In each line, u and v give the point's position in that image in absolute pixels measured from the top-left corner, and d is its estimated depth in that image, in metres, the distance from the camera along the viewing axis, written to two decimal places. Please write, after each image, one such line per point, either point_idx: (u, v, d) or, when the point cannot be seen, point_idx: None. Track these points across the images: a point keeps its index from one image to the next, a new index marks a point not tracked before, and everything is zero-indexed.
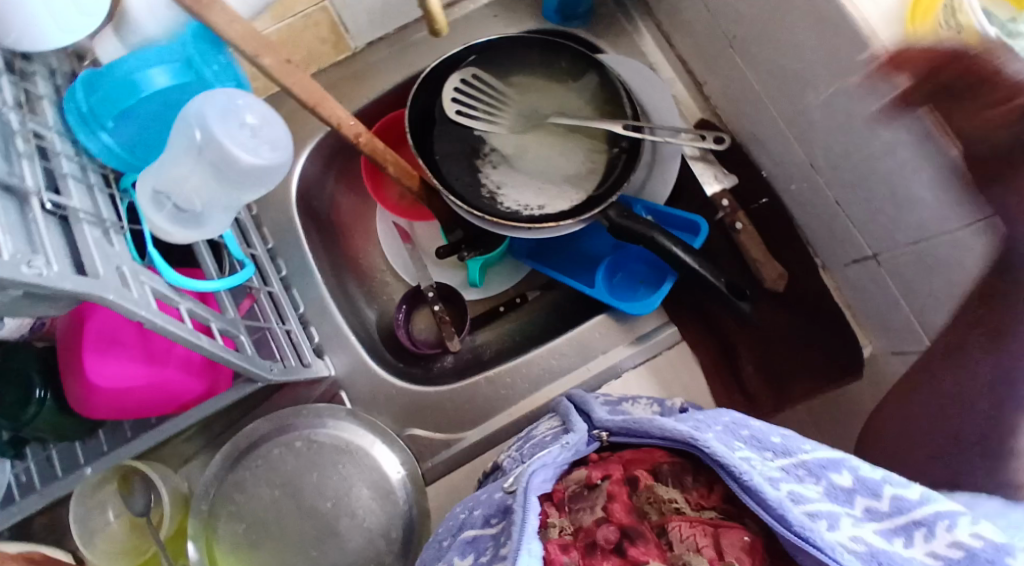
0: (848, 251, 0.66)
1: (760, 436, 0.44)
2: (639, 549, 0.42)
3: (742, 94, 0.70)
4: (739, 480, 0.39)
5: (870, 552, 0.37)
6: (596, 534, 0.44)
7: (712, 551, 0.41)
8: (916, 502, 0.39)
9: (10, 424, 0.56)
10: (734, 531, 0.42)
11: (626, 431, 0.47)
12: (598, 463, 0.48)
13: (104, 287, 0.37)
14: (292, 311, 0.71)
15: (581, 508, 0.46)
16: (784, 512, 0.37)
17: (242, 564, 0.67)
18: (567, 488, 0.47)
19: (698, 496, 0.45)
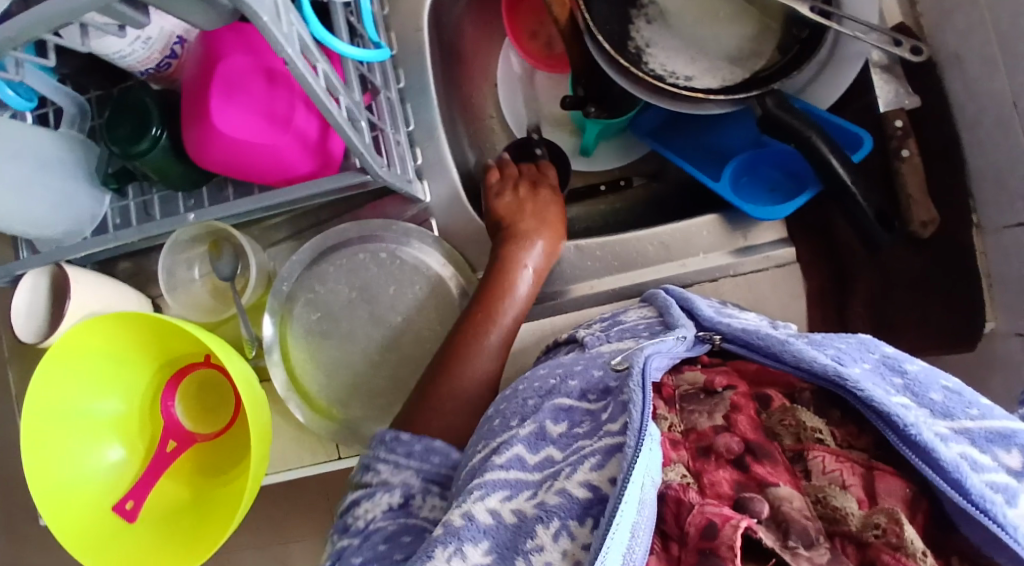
0: (1017, 213, 0.59)
1: (918, 388, 0.41)
2: (765, 468, 0.41)
3: (963, 5, 0.60)
4: (902, 433, 0.37)
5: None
6: (714, 440, 0.43)
7: (861, 490, 0.39)
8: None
9: (122, 152, 0.56)
10: (892, 477, 0.40)
11: (739, 341, 0.45)
12: (714, 371, 0.48)
13: (260, 5, 0.35)
14: (402, 123, 0.67)
15: (696, 410, 0.45)
16: (961, 477, 0.35)
17: (314, 352, 0.69)
18: (678, 387, 0.47)
19: (842, 433, 0.42)
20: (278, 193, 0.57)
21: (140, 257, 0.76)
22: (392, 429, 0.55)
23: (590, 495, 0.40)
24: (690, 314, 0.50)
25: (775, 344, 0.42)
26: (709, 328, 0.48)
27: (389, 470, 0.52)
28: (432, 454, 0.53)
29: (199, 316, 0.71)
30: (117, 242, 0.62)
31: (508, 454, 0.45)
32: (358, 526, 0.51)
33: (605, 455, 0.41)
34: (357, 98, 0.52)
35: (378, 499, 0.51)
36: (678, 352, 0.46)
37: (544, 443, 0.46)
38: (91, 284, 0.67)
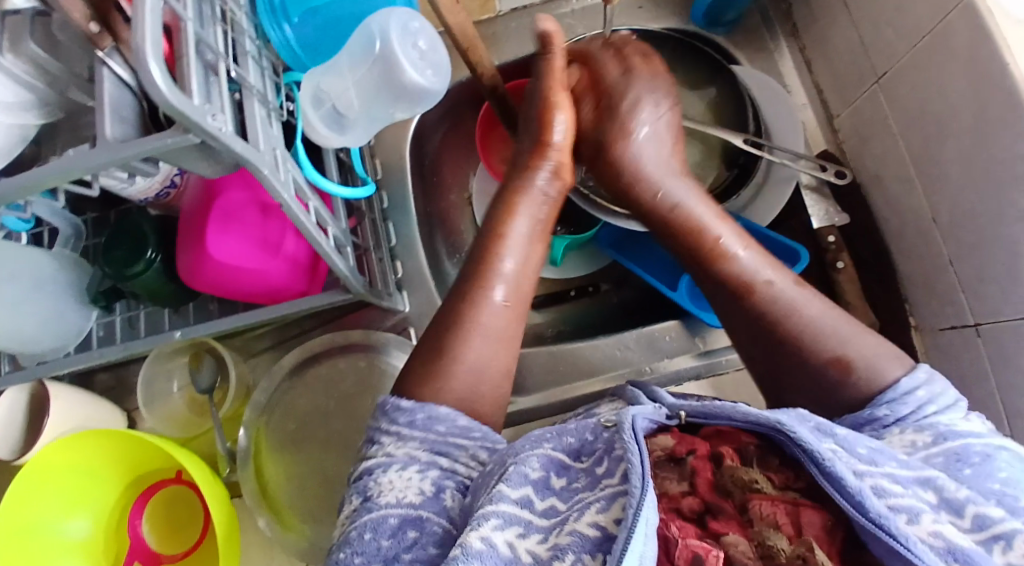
0: (947, 315, 0.64)
1: (846, 444, 0.43)
2: (720, 523, 0.42)
3: (880, 135, 0.68)
4: (820, 466, 0.40)
5: (948, 548, 0.39)
6: (681, 503, 0.44)
7: (791, 529, 0.41)
8: (998, 520, 0.40)
9: (116, 274, 0.59)
10: (813, 512, 0.42)
11: (702, 413, 0.46)
12: (680, 437, 0.47)
13: (261, 160, 0.40)
14: (385, 241, 0.71)
15: (665, 476, 0.46)
16: (864, 499, 0.39)
17: (291, 460, 0.71)
18: (653, 451, 0.46)
19: (779, 476, 0.44)
20: (262, 309, 0.60)
21: (119, 370, 0.77)
22: (392, 397, 0.53)
23: (599, 535, 0.41)
24: (652, 396, 0.51)
25: (727, 408, 0.45)
26: (671, 405, 0.48)
27: (393, 441, 0.50)
28: (437, 422, 0.51)
29: (174, 430, 0.73)
30: (100, 359, 0.64)
31: (518, 489, 0.44)
32: (387, 498, 0.47)
33: (609, 499, 0.43)
34: (343, 226, 0.57)
35: (397, 478, 0.48)
36: (656, 418, 0.46)
37: (549, 491, 0.46)
38: (70, 400, 0.68)
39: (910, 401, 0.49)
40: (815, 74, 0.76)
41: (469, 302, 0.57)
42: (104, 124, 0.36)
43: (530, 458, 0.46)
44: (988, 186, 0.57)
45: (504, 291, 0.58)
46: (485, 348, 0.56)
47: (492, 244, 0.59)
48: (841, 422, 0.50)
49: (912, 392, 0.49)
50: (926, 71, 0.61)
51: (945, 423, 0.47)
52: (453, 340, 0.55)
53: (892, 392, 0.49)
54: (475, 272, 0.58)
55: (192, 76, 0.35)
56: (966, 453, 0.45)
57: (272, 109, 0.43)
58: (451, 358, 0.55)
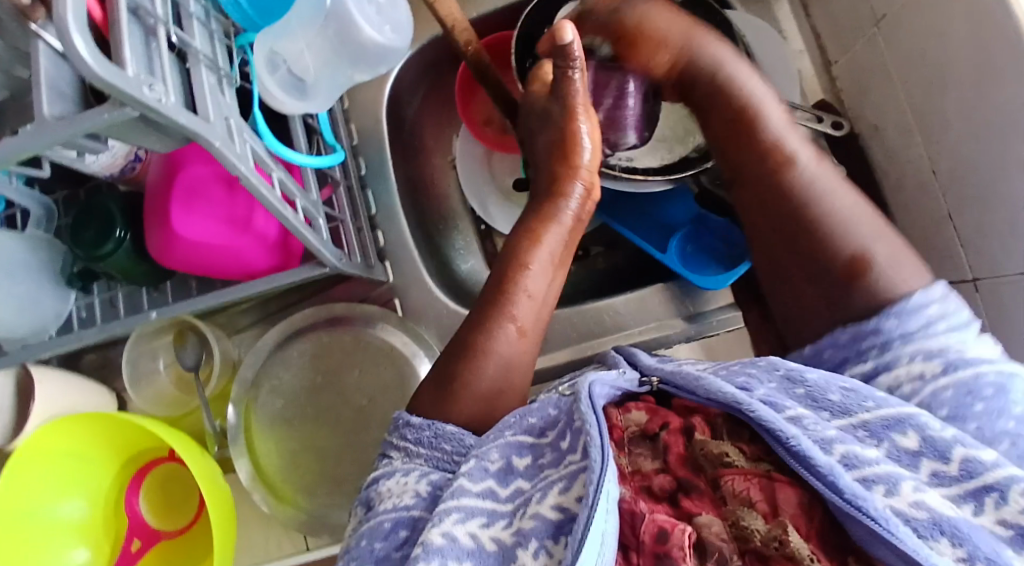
0: (946, 270, 0.62)
1: (817, 392, 0.43)
2: (693, 502, 0.41)
3: (879, 82, 0.65)
4: (785, 446, 0.39)
5: (933, 520, 0.37)
6: (653, 481, 0.43)
7: (766, 506, 0.40)
8: (990, 465, 0.39)
9: (85, 255, 0.58)
10: (789, 488, 0.41)
11: (674, 382, 0.46)
12: (654, 409, 0.47)
13: (212, 132, 0.37)
14: (364, 211, 0.68)
15: (640, 452, 0.45)
16: (835, 479, 0.37)
17: (279, 438, 0.70)
18: (626, 427, 0.46)
19: (751, 448, 0.43)
20: (238, 287, 0.59)
21: (106, 349, 0.76)
22: (405, 412, 0.52)
23: (560, 516, 0.41)
24: (631, 361, 0.51)
25: (692, 380, 0.44)
26: (646, 370, 0.48)
27: (400, 457, 0.49)
28: (443, 441, 0.49)
29: (162, 410, 0.73)
30: (78, 341, 0.63)
31: (480, 483, 0.44)
32: (385, 505, 0.46)
33: (570, 479, 0.42)
34: (314, 198, 0.55)
35: (397, 485, 0.47)
36: (621, 386, 0.46)
37: (513, 476, 0.45)
38: (54, 383, 0.68)
39: (919, 318, 0.47)
40: (812, 18, 0.73)
41: (482, 333, 0.54)
42: (41, 101, 0.34)
43: (489, 451, 0.46)
44: (991, 135, 0.54)
45: (523, 324, 0.55)
46: (498, 379, 0.54)
47: (510, 268, 0.56)
48: (841, 332, 0.49)
49: (922, 308, 0.47)
50: (927, 13, 0.57)
51: (953, 345, 0.46)
52: (464, 369, 0.53)
53: (902, 303, 0.48)
54: (490, 304, 0.56)
55: (125, 44, 0.33)
56: (978, 385, 0.44)
57: (224, 76, 0.41)
58: (464, 385, 0.52)
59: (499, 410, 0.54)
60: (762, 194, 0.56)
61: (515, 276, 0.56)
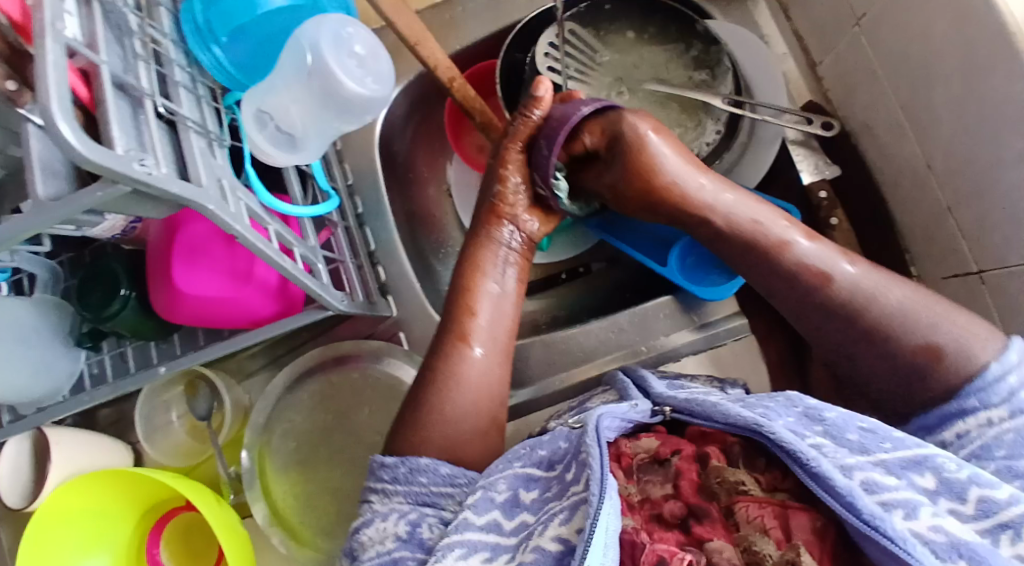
0: (950, 264, 0.62)
1: (835, 430, 0.43)
2: (704, 527, 0.42)
3: (865, 82, 0.65)
4: (805, 467, 0.39)
5: (950, 543, 0.37)
6: (662, 508, 0.43)
7: (779, 533, 0.40)
8: (1005, 504, 0.39)
9: (93, 315, 0.59)
10: (802, 514, 0.41)
11: (688, 411, 0.46)
12: (665, 438, 0.47)
13: (205, 196, 0.38)
14: (364, 249, 0.68)
15: (650, 479, 0.45)
16: (854, 500, 0.38)
17: (295, 481, 0.71)
18: (635, 454, 0.46)
19: (767, 478, 0.43)
20: (243, 337, 0.59)
21: (120, 404, 0.77)
22: (378, 454, 0.53)
23: (561, 547, 0.41)
24: (641, 388, 0.51)
25: (707, 406, 0.44)
26: (657, 399, 0.48)
27: (381, 499, 0.51)
28: (418, 475, 0.50)
29: (178, 460, 0.73)
30: (90, 402, 0.63)
31: (484, 515, 0.45)
32: (368, 553, 0.48)
33: (571, 510, 0.42)
34: (312, 244, 0.55)
35: (377, 532, 0.49)
36: (633, 419, 0.46)
37: (518, 509, 0.46)
38: (70, 443, 0.68)
39: (1000, 391, 0.47)
40: (793, 21, 0.73)
41: (446, 359, 0.57)
42: (35, 183, 0.34)
43: (496, 481, 0.47)
44: (983, 130, 0.54)
45: (482, 343, 0.58)
46: (470, 403, 0.55)
47: (460, 301, 0.59)
48: (927, 417, 0.50)
49: (1001, 380, 0.47)
50: (908, 11, 0.57)
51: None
52: (435, 398, 0.55)
53: (980, 381, 0.48)
54: (448, 331, 0.58)
55: (112, 122, 0.34)
56: None
57: (214, 138, 0.41)
58: (440, 418, 0.54)
59: None
60: (753, 205, 0.56)
61: (461, 304, 0.59)
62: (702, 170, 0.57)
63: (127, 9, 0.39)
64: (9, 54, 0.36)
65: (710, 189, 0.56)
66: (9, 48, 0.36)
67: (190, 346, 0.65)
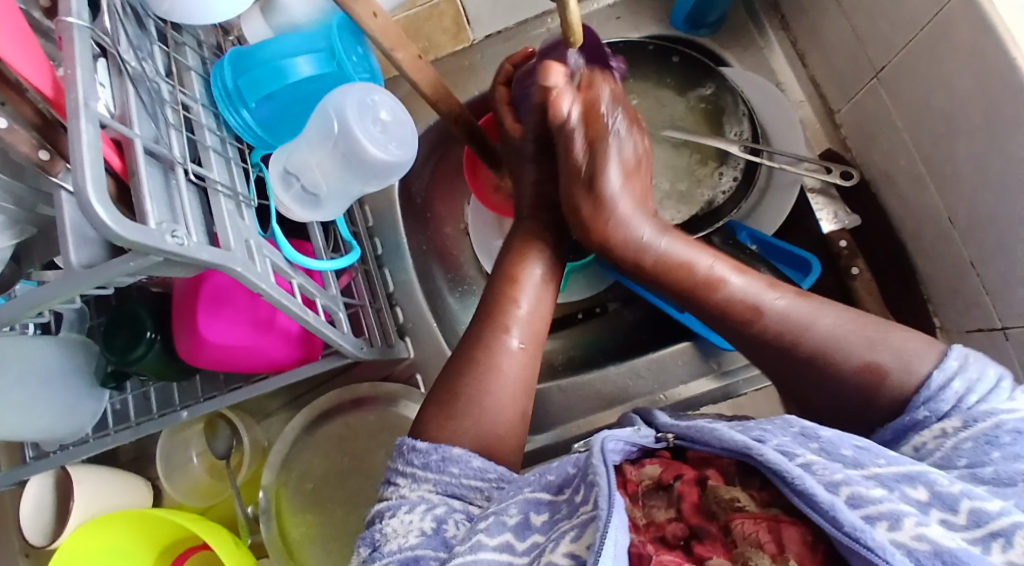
0: (973, 317, 0.61)
1: (830, 447, 0.43)
2: (705, 547, 0.42)
3: (884, 130, 0.65)
4: (792, 486, 0.39)
5: (933, 551, 0.37)
6: (665, 530, 0.43)
7: (774, 547, 0.40)
8: (995, 514, 0.38)
9: (118, 360, 0.60)
10: (793, 526, 0.41)
11: (689, 437, 0.45)
12: (668, 463, 0.47)
13: (234, 260, 0.38)
14: (383, 292, 0.69)
15: (654, 504, 0.45)
16: (837, 513, 0.37)
17: (311, 523, 0.71)
18: (640, 481, 0.46)
19: (762, 495, 0.43)
20: (264, 381, 0.59)
21: (140, 441, 0.78)
22: (408, 438, 0.53)
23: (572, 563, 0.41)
24: (647, 421, 0.51)
25: (704, 430, 0.44)
26: (662, 426, 0.48)
27: (408, 483, 0.50)
28: (450, 464, 0.50)
29: (196, 499, 0.73)
30: (114, 443, 0.64)
31: (498, 537, 0.45)
32: (390, 546, 0.47)
33: (581, 527, 0.42)
34: (333, 292, 0.56)
35: (400, 524, 0.48)
36: (638, 443, 0.46)
37: (529, 531, 0.45)
38: (92, 482, 0.69)
39: (947, 397, 0.45)
40: (810, 68, 0.73)
41: (486, 348, 0.58)
42: (69, 251, 0.35)
43: (507, 506, 0.46)
44: (1005, 187, 0.54)
45: (519, 334, 0.59)
46: (506, 394, 0.56)
47: (506, 290, 0.60)
48: (883, 430, 0.47)
49: (946, 387, 0.45)
50: (928, 65, 0.57)
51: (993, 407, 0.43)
52: (468, 384, 0.56)
53: (926, 391, 0.46)
54: (485, 320, 0.59)
55: (145, 195, 0.34)
56: (996, 434, 0.42)
57: (243, 200, 0.42)
58: (477, 408, 0.55)
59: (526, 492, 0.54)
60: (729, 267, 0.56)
61: None
62: (660, 227, 0.58)
63: (159, 79, 0.40)
64: (38, 122, 0.36)
65: (656, 241, 0.57)
66: (37, 115, 0.37)
67: (211, 387, 0.66)
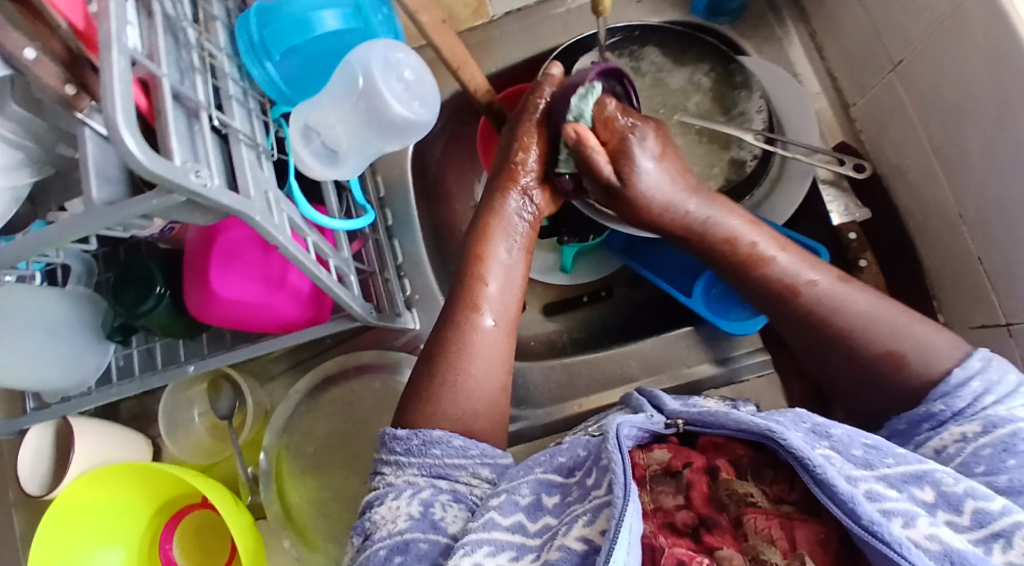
0: (977, 313, 0.62)
1: (841, 446, 0.43)
2: (714, 537, 0.42)
3: (899, 125, 0.65)
4: (812, 474, 0.39)
5: (944, 550, 0.37)
6: (675, 517, 0.44)
7: (785, 543, 0.41)
8: (998, 514, 0.39)
9: (128, 312, 0.60)
10: (805, 525, 0.42)
11: (700, 422, 0.45)
12: (678, 450, 0.47)
13: (253, 208, 0.39)
14: (392, 261, 0.70)
15: (662, 490, 0.45)
16: (855, 506, 0.38)
17: (309, 485, 0.72)
18: (648, 466, 0.47)
19: (774, 489, 0.44)
20: (271, 342, 0.60)
21: (142, 399, 0.78)
22: (391, 427, 0.53)
23: (585, 547, 0.42)
24: (656, 405, 0.50)
25: (715, 417, 0.44)
26: (670, 412, 0.47)
27: (393, 470, 0.51)
28: (432, 446, 0.51)
29: (197, 457, 0.74)
30: (118, 396, 0.64)
31: (510, 516, 0.45)
32: (380, 533, 0.48)
33: (595, 511, 0.43)
34: (346, 256, 0.56)
35: (389, 510, 0.48)
36: (648, 428, 0.46)
37: (541, 512, 0.46)
38: (94, 435, 0.69)
39: (965, 394, 0.47)
40: (828, 60, 0.73)
41: (458, 330, 0.57)
42: (91, 188, 0.35)
43: (519, 486, 0.47)
44: (1017, 182, 0.54)
45: (492, 313, 0.58)
46: (480, 372, 0.56)
47: (472, 270, 0.60)
48: (896, 419, 0.49)
49: (965, 384, 0.47)
50: (945, 60, 0.58)
51: (1004, 413, 0.45)
52: (451, 368, 0.56)
53: (944, 386, 0.48)
54: (457, 301, 0.58)
55: (172, 134, 0.35)
56: (1015, 441, 0.44)
57: (263, 151, 0.43)
58: (451, 387, 0.55)
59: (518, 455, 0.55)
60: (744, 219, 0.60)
61: (473, 275, 0.59)
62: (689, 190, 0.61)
63: (187, 23, 0.41)
64: (66, 58, 0.37)
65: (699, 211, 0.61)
66: (65, 50, 0.37)
67: (217, 346, 0.67)
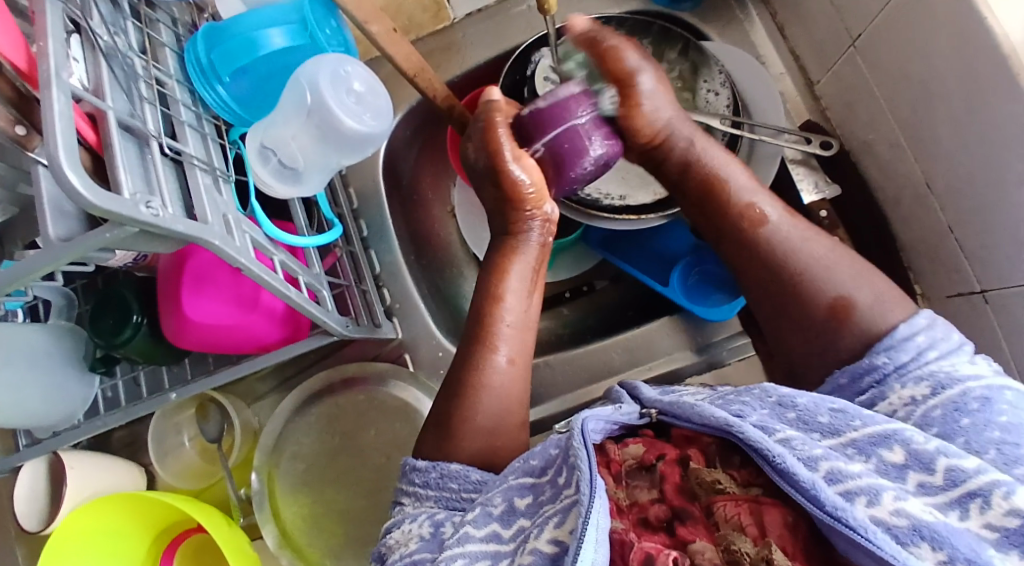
0: (953, 282, 0.62)
1: (807, 415, 0.44)
2: (687, 529, 0.42)
3: (866, 101, 0.65)
4: (773, 465, 0.40)
5: (913, 526, 0.37)
6: (648, 512, 0.44)
7: (755, 530, 0.40)
8: (973, 472, 0.39)
9: (107, 342, 0.60)
10: (775, 509, 0.41)
11: (673, 412, 0.46)
12: (652, 443, 0.47)
13: (209, 232, 0.38)
14: (369, 273, 0.70)
15: (637, 484, 0.46)
16: (818, 492, 0.38)
17: (301, 501, 0.72)
18: (624, 461, 0.47)
19: (741, 474, 0.44)
20: (250, 363, 0.60)
21: (132, 426, 0.78)
22: (411, 458, 0.54)
23: (556, 549, 0.42)
24: (634, 396, 0.51)
25: (688, 407, 0.45)
26: (646, 402, 0.49)
27: (412, 501, 0.52)
28: (449, 480, 0.51)
29: (190, 481, 0.74)
30: (104, 427, 0.64)
31: (484, 527, 0.45)
32: (395, 555, 0.49)
33: (564, 512, 0.43)
34: (316, 271, 0.56)
35: (403, 534, 0.49)
36: (617, 420, 0.47)
37: (515, 516, 0.46)
38: (86, 467, 0.69)
39: (908, 348, 0.48)
40: (790, 40, 0.73)
41: (472, 367, 0.57)
42: (45, 223, 0.36)
43: (493, 497, 0.47)
44: (982, 150, 0.55)
45: (506, 350, 0.57)
46: (498, 407, 0.56)
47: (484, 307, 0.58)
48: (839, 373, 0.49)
49: (909, 339, 0.48)
50: (905, 32, 0.58)
51: (945, 369, 0.46)
52: (461, 403, 0.56)
53: (888, 339, 0.48)
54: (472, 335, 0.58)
55: (119, 165, 0.35)
56: (964, 400, 0.44)
57: (220, 175, 0.43)
58: (466, 419, 0.55)
59: (503, 455, 0.55)
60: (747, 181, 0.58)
61: None
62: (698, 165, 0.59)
63: (132, 53, 0.41)
64: (13, 97, 0.37)
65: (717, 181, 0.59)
66: (12, 89, 0.37)
67: (201, 370, 0.67)
